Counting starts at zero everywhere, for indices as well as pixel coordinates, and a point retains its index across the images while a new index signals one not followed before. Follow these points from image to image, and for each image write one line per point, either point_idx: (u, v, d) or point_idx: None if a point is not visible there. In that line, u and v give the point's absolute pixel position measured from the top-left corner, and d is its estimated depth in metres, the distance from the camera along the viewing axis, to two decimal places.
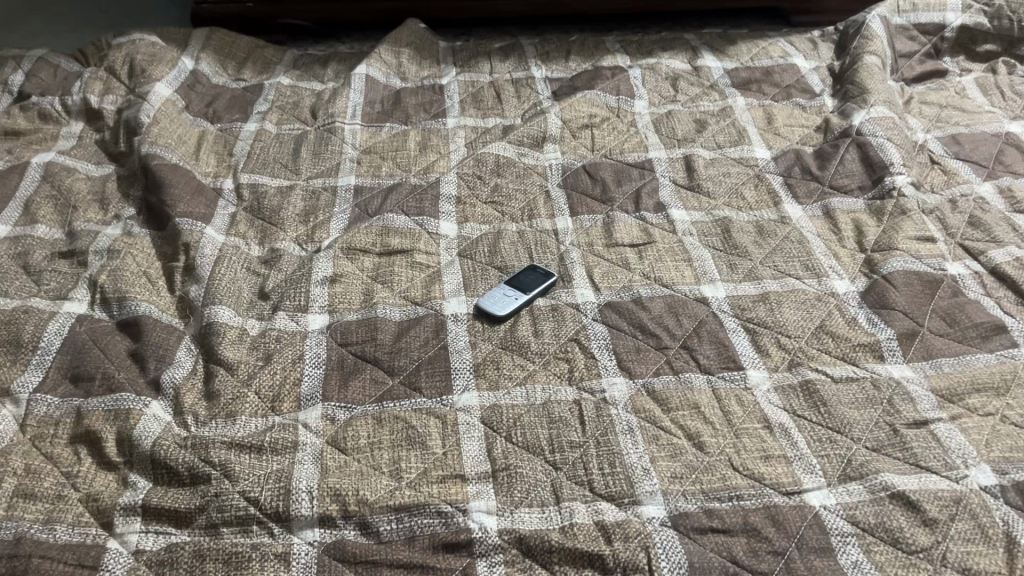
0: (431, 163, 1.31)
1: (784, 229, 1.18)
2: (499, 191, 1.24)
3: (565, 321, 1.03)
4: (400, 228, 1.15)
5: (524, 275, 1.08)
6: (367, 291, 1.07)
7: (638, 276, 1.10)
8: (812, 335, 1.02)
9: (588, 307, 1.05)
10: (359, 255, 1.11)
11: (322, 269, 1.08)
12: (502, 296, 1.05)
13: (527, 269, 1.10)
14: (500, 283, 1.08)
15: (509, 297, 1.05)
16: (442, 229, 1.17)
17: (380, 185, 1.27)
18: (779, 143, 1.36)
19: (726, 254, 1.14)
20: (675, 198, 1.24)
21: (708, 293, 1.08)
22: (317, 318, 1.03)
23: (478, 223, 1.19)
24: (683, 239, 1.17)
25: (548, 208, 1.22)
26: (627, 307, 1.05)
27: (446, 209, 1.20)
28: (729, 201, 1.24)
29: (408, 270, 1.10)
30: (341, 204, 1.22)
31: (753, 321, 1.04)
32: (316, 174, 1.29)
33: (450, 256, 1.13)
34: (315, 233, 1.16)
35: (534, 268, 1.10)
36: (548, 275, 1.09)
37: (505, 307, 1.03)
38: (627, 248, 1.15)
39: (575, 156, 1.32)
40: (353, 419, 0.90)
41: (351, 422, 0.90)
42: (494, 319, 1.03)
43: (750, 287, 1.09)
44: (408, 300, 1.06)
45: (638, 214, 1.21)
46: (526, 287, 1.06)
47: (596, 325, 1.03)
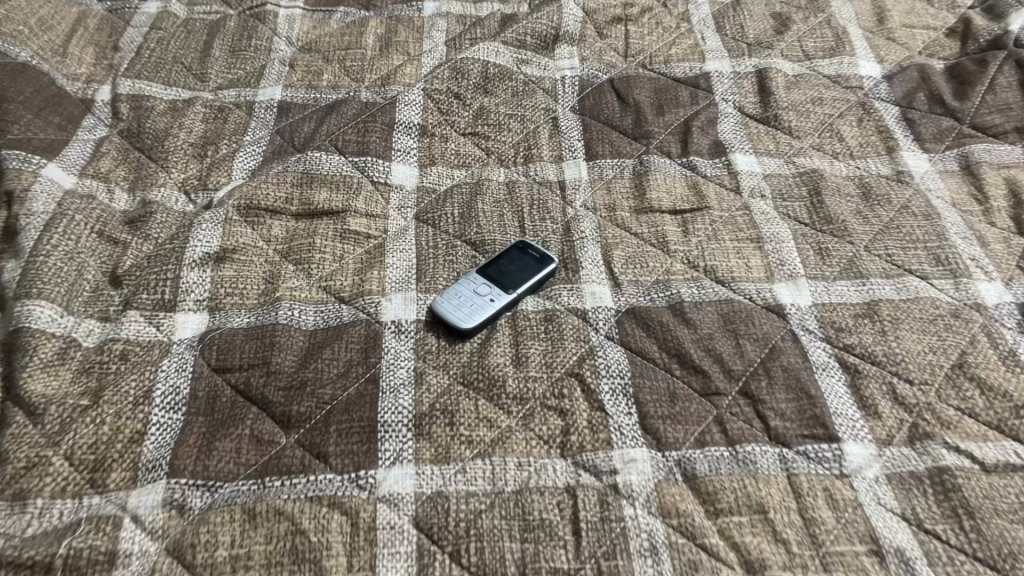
0: (394, 69, 0.93)
1: (902, 194, 0.80)
2: (485, 117, 0.86)
3: (563, 342, 0.67)
4: (330, 174, 0.78)
5: (510, 260, 0.72)
6: (271, 277, 0.72)
7: (678, 265, 0.74)
8: (947, 382, 0.65)
9: (601, 317, 0.69)
10: (264, 217, 0.75)
11: (203, 240, 0.72)
12: (471, 297, 0.69)
13: (515, 249, 0.73)
14: (472, 271, 0.72)
15: (481, 300, 0.69)
16: (394, 176, 0.80)
17: (318, 101, 0.89)
18: (894, 55, 0.95)
19: (814, 232, 0.76)
20: (741, 136, 0.86)
21: (784, 298, 0.71)
22: (189, 322, 0.68)
23: (450, 168, 0.82)
24: (750, 204, 0.79)
25: (554, 146, 0.84)
26: (660, 320, 0.69)
27: (404, 143, 0.82)
28: (820, 144, 0.85)
29: (334, 243, 0.74)
30: (256, 129, 0.86)
31: (853, 353, 0.67)
32: (231, 83, 0.91)
33: (402, 221, 0.77)
34: (212, 178, 0.80)
35: (526, 246, 0.73)
36: (545, 261, 0.72)
37: (472, 318, 0.68)
38: (666, 218, 0.78)
39: (600, 66, 0.93)
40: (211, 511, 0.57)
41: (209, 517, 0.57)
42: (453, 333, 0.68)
43: (849, 290, 0.72)
44: (329, 294, 0.71)
45: (684, 159, 0.83)
46: (508, 283, 0.70)
47: (611, 350, 0.67)
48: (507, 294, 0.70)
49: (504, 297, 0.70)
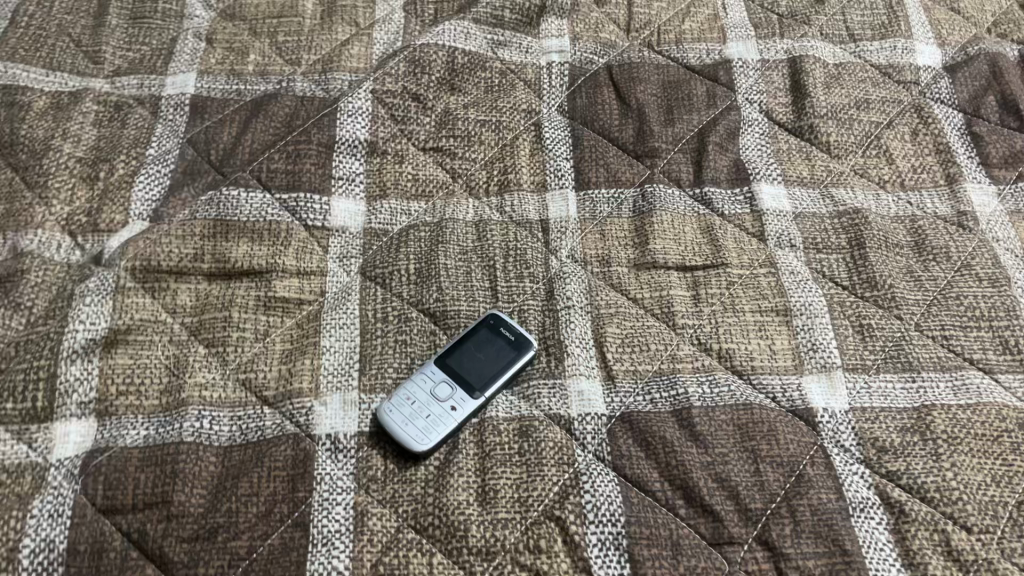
0: (339, 47, 0.74)
1: (962, 244, 0.64)
2: (451, 124, 0.69)
3: (541, 468, 0.54)
4: (250, 220, 0.62)
5: (476, 346, 0.58)
6: (176, 366, 0.57)
7: (686, 349, 0.59)
8: (1014, 530, 0.52)
9: (589, 428, 0.56)
10: (167, 281, 0.59)
11: (87, 320, 0.57)
12: (426, 404, 0.55)
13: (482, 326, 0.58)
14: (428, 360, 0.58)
15: (440, 410, 0.55)
16: (335, 216, 0.64)
17: (242, 94, 0.71)
18: (957, 36, 0.77)
19: (855, 301, 0.62)
20: (767, 155, 0.69)
21: (816, 399, 0.58)
22: (70, 436, 0.54)
23: (406, 200, 0.65)
24: (777, 257, 0.64)
25: (535, 168, 0.68)
26: (663, 435, 0.56)
27: (348, 168, 0.66)
28: (863, 167, 0.69)
29: (257, 316, 0.59)
30: (162, 137, 0.68)
31: (898, 485, 0.54)
32: (131, 66, 0.73)
33: (344, 279, 0.62)
34: (104, 213, 0.63)
35: (496, 323, 0.59)
36: (522, 348, 0.58)
37: (429, 437, 0.54)
38: (672, 279, 0.63)
39: (595, 47, 0.75)
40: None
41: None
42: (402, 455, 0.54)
43: (894, 388, 0.58)
44: (250, 393, 0.56)
45: (697, 190, 0.67)
46: (474, 381, 0.56)
47: (600, 480, 0.54)
48: (473, 398, 0.56)
49: (469, 402, 0.56)
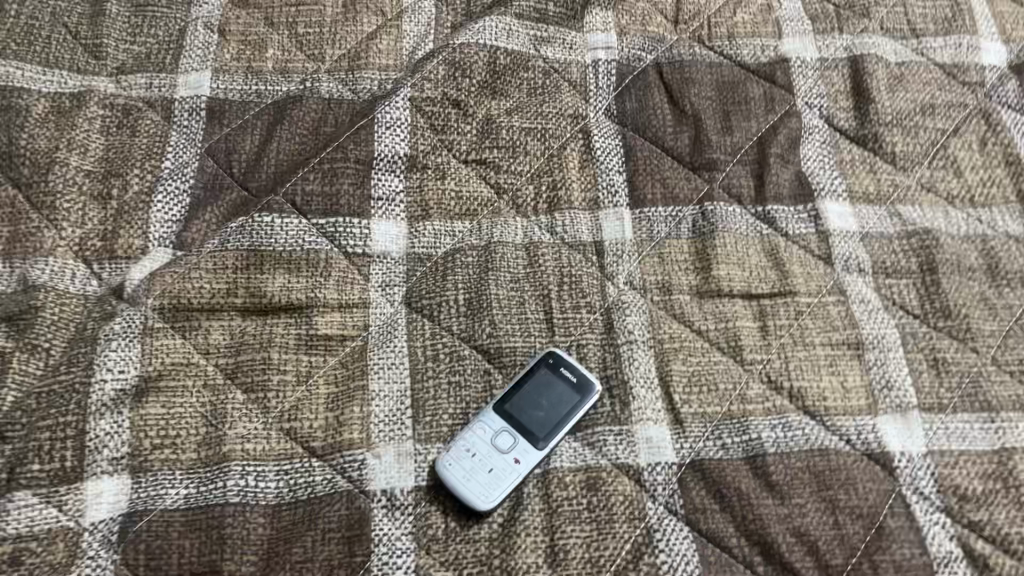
0: (366, 41, 0.68)
1: None
2: (495, 134, 0.64)
3: (611, 524, 0.51)
4: (286, 250, 0.57)
5: (537, 389, 0.54)
6: (215, 414, 0.53)
7: (755, 387, 0.56)
8: None
9: (659, 478, 0.53)
10: (199, 319, 0.55)
11: (114, 367, 0.52)
12: (489, 458, 0.51)
13: (542, 367, 0.55)
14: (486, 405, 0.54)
15: (503, 464, 0.51)
16: (375, 240, 0.59)
17: (264, 96, 0.65)
18: (1023, 31, 0.73)
19: (929, 332, 0.59)
20: (831, 167, 0.65)
21: (893, 442, 0.55)
22: (104, 495, 0.49)
23: (450, 220, 0.61)
24: (845, 283, 0.60)
25: (586, 182, 0.63)
26: (737, 485, 0.53)
27: (387, 186, 0.61)
28: (931, 181, 0.65)
29: (298, 356, 0.55)
30: (179, 146, 0.62)
31: (981, 537, 0.52)
32: (138, 62, 0.66)
33: (389, 310, 0.57)
34: (122, 238, 0.58)
35: (558, 363, 0.55)
36: (583, 393, 0.54)
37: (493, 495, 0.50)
38: (737, 308, 0.59)
39: (644, 42, 0.69)
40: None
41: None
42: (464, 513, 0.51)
43: (973, 429, 0.56)
44: (296, 443, 0.52)
45: (759, 207, 0.63)
46: (537, 430, 0.53)
47: (674, 536, 0.51)
48: (537, 449, 0.52)
49: (533, 454, 0.52)
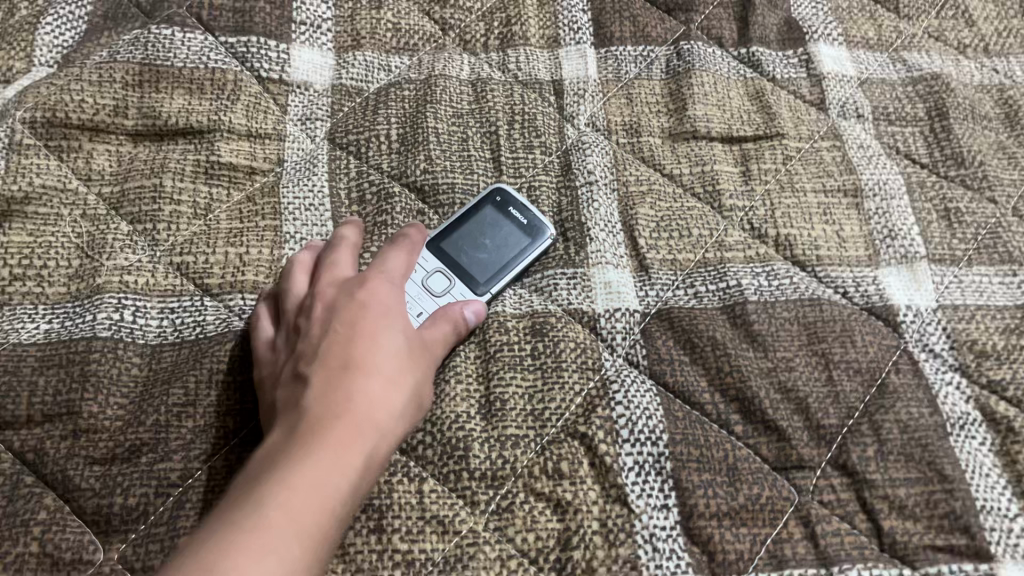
0: None
1: None
2: None
3: (560, 374, 0.43)
4: (188, 67, 0.49)
5: (481, 227, 0.46)
6: (90, 244, 0.44)
7: (735, 234, 0.48)
8: None
9: (619, 327, 0.44)
10: (80, 140, 0.47)
11: None
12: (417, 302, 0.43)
13: (489, 203, 0.46)
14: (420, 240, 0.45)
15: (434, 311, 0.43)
16: (295, 68, 0.51)
17: None
18: None
19: (937, 180, 0.51)
20: (825, 12, 0.57)
21: (897, 294, 0.47)
22: None
23: (385, 53, 0.53)
24: (841, 129, 0.52)
25: (545, 20, 0.55)
26: (711, 335, 0.44)
27: (311, 11, 0.53)
28: (939, 29, 0.57)
29: (196, 185, 0.46)
30: None
31: (1003, 398, 0.44)
32: None
33: (308, 145, 0.49)
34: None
35: (508, 201, 0.46)
36: (531, 239, 0.45)
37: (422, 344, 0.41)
38: (716, 151, 0.51)
39: None
40: (170, 431, 0.40)
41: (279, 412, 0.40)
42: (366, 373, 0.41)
43: (991, 283, 0.47)
44: (186, 280, 0.44)
45: (742, 50, 0.55)
46: (477, 274, 0.45)
47: (636, 389, 0.42)
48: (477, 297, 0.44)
49: (471, 301, 0.44)
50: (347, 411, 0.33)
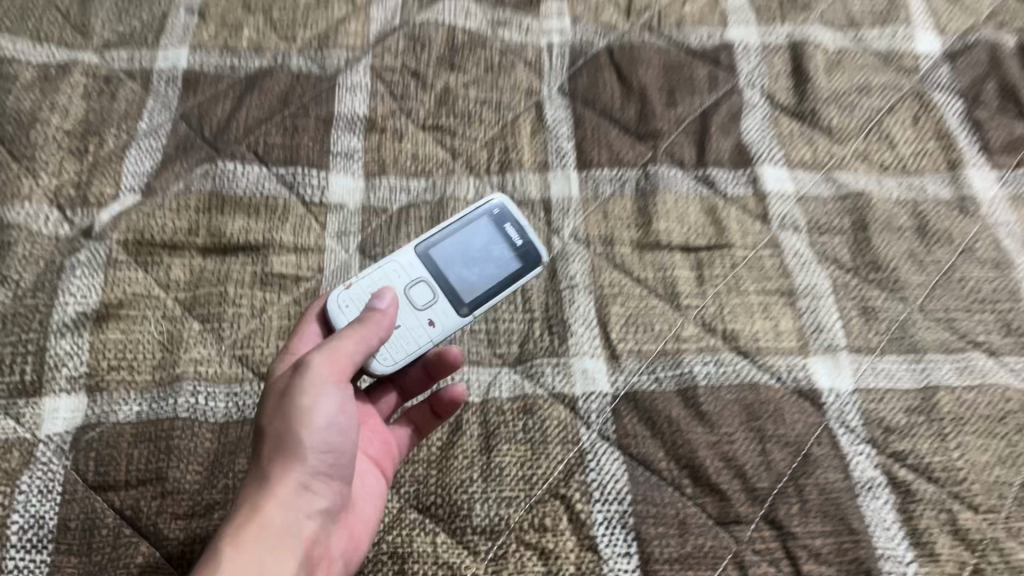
0: (335, 23, 0.72)
1: (965, 228, 0.64)
2: (451, 103, 0.68)
3: (545, 446, 0.53)
4: (247, 194, 0.61)
5: (473, 240, 0.56)
6: (170, 341, 0.55)
7: (690, 328, 0.59)
8: (1019, 509, 0.52)
9: (594, 406, 0.55)
10: (160, 255, 0.58)
11: (77, 294, 0.56)
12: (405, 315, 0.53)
13: (485, 216, 0.56)
14: (409, 251, 0.55)
15: (416, 326, 0.53)
16: (332, 192, 0.63)
17: (235, 68, 0.69)
18: (957, 24, 0.77)
19: (859, 282, 0.62)
20: (770, 138, 0.69)
21: (822, 379, 0.57)
22: (60, 410, 0.52)
23: (405, 178, 0.64)
24: (780, 239, 0.63)
25: (537, 148, 0.67)
26: (668, 413, 0.55)
27: (346, 144, 0.65)
28: (865, 152, 0.69)
29: (254, 291, 0.58)
30: (153, 110, 0.66)
31: (905, 465, 0.54)
32: (121, 41, 0.70)
33: (343, 255, 0.60)
34: (94, 187, 0.62)
35: (505, 216, 0.56)
36: (510, 254, 0.55)
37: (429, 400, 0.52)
38: (676, 259, 0.62)
39: (596, 29, 0.74)
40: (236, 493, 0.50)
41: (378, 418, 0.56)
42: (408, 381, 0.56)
43: (900, 369, 0.58)
44: (247, 369, 0.55)
45: (700, 171, 0.66)
46: (465, 287, 0.54)
47: (606, 458, 0.53)
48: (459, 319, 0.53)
49: (454, 313, 0.54)
50: (272, 524, 0.44)
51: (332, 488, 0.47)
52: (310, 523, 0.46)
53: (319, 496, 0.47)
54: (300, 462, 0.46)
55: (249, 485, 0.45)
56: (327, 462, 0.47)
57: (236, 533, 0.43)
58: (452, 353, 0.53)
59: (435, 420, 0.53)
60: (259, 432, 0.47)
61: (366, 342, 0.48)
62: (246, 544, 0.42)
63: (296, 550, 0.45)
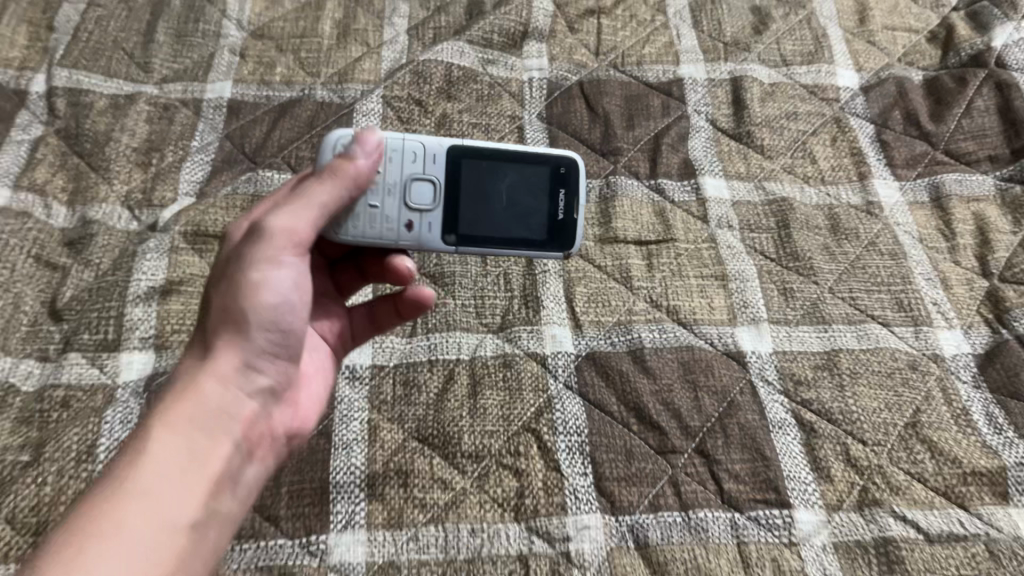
0: (353, 63, 0.87)
1: (870, 227, 0.78)
2: (448, 126, 0.82)
3: (521, 392, 0.66)
4: None
5: (521, 186, 0.62)
6: None
7: (641, 304, 0.72)
8: (900, 444, 0.65)
9: (560, 362, 0.68)
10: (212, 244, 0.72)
11: (148, 273, 0.70)
12: (398, 206, 0.59)
13: (550, 169, 0.63)
14: (445, 151, 0.61)
15: (397, 220, 0.59)
16: None
17: (270, 98, 0.84)
18: (874, 61, 0.91)
19: (780, 269, 0.75)
20: (711, 155, 0.83)
21: (746, 344, 0.71)
22: (135, 362, 0.66)
23: None
24: (717, 235, 0.77)
25: None
26: (620, 368, 0.68)
27: None
28: (791, 166, 0.83)
29: None
30: (203, 131, 0.81)
31: (810, 409, 0.67)
32: (176, 76, 0.85)
33: None
34: (158, 192, 0.76)
35: (566, 180, 0.63)
36: (534, 224, 0.62)
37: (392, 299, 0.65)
38: (631, 250, 0.76)
39: (570, 66, 0.88)
40: None
41: (342, 299, 0.68)
42: (370, 270, 0.67)
43: (810, 336, 0.71)
44: None
45: (653, 181, 0.80)
46: (466, 226, 0.61)
47: (569, 402, 0.66)
48: (440, 237, 0.60)
49: (438, 233, 0.60)
50: (213, 395, 0.52)
51: (272, 369, 0.56)
52: (249, 403, 0.54)
53: (260, 374, 0.55)
54: (243, 337, 0.53)
55: (193, 361, 0.53)
56: (269, 340, 0.55)
57: (179, 401, 0.50)
58: (404, 264, 0.63)
59: (396, 318, 0.66)
60: (208, 309, 0.55)
61: (328, 199, 0.54)
62: (178, 421, 0.50)
63: (232, 430, 0.52)
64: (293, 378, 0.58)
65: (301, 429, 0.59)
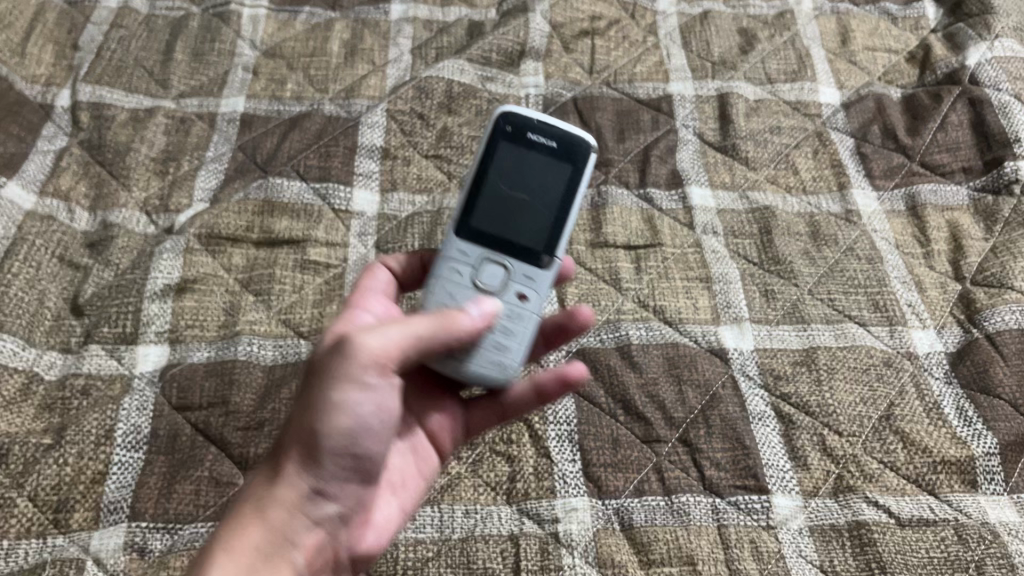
0: (359, 80, 0.92)
1: (848, 234, 0.82)
2: (448, 139, 0.87)
3: None
4: (291, 203, 0.80)
5: (510, 169, 0.61)
6: (231, 308, 0.73)
7: (629, 304, 0.76)
8: (874, 435, 0.69)
9: (552, 357, 0.72)
10: (225, 245, 0.77)
11: (164, 271, 0.74)
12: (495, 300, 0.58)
13: (502, 137, 0.61)
14: (457, 241, 0.60)
15: (509, 301, 0.58)
16: (356, 203, 0.81)
17: (280, 113, 0.89)
18: (855, 80, 0.96)
19: (762, 273, 0.79)
20: (698, 166, 0.87)
21: (728, 341, 0.74)
22: (150, 354, 0.70)
23: (412, 193, 0.83)
24: (702, 241, 0.81)
25: None
26: (608, 363, 0.72)
27: (366, 167, 0.84)
28: (774, 177, 0.87)
29: (295, 273, 0.76)
30: (217, 143, 0.86)
31: (789, 403, 0.71)
32: (193, 91, 0.90)
33: (363, 250, 0.78)
34: (174, 198, 0.81)
35: (522, 126, 0.61)
36: (558, 164, 0.61)
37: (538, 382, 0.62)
38: (620, 254, 0.80)
39: (564, 83, 0.93)
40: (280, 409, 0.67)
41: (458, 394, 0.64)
42: None
43: (789, 334, 0.75)
44: (289, 328, 0.73)
45: (642, 191, 0.85)
46: (538, 244, 0.60)
47: None
48: (542, 268, 0.60)
49: (540, 273, 0.60)
50: (274, 524, 0.51)
51: (341, 495, 0.54)
52: (313, 531, 0.53)
53: (327, 501, 0.53)
54: (316, 465, 0.52)
55: (264, 481, 0.52)
56: (342, 467, 0.53)
57: (243, 531, 0.50)
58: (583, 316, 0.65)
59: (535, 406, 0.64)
60: (291, 425, 0.53)
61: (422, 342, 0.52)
62: (240, 551, 0.49)
63: (294, 559, 0.51)
64: (366, 502, 0.56)
65: (372, 556, 0.57)
